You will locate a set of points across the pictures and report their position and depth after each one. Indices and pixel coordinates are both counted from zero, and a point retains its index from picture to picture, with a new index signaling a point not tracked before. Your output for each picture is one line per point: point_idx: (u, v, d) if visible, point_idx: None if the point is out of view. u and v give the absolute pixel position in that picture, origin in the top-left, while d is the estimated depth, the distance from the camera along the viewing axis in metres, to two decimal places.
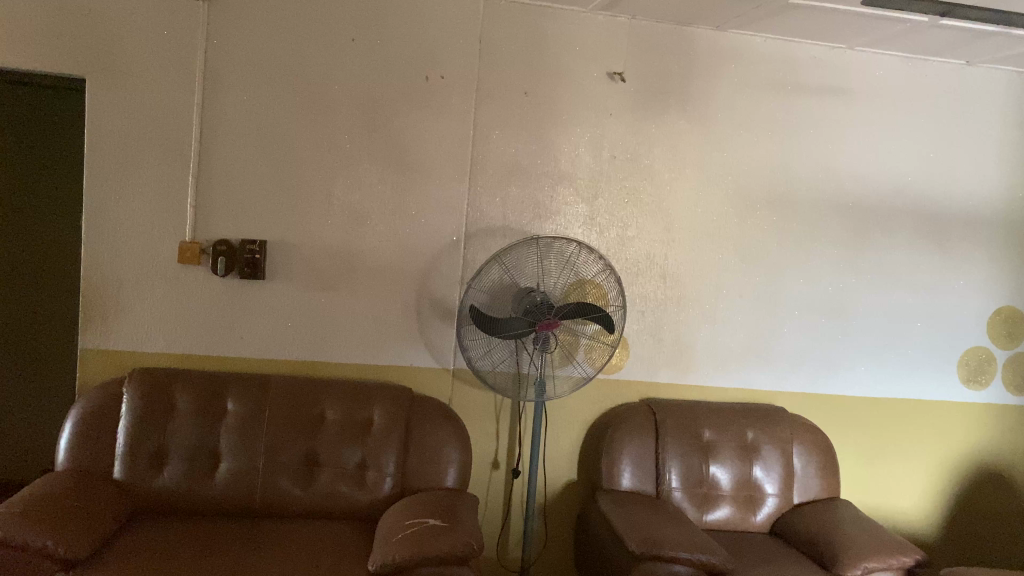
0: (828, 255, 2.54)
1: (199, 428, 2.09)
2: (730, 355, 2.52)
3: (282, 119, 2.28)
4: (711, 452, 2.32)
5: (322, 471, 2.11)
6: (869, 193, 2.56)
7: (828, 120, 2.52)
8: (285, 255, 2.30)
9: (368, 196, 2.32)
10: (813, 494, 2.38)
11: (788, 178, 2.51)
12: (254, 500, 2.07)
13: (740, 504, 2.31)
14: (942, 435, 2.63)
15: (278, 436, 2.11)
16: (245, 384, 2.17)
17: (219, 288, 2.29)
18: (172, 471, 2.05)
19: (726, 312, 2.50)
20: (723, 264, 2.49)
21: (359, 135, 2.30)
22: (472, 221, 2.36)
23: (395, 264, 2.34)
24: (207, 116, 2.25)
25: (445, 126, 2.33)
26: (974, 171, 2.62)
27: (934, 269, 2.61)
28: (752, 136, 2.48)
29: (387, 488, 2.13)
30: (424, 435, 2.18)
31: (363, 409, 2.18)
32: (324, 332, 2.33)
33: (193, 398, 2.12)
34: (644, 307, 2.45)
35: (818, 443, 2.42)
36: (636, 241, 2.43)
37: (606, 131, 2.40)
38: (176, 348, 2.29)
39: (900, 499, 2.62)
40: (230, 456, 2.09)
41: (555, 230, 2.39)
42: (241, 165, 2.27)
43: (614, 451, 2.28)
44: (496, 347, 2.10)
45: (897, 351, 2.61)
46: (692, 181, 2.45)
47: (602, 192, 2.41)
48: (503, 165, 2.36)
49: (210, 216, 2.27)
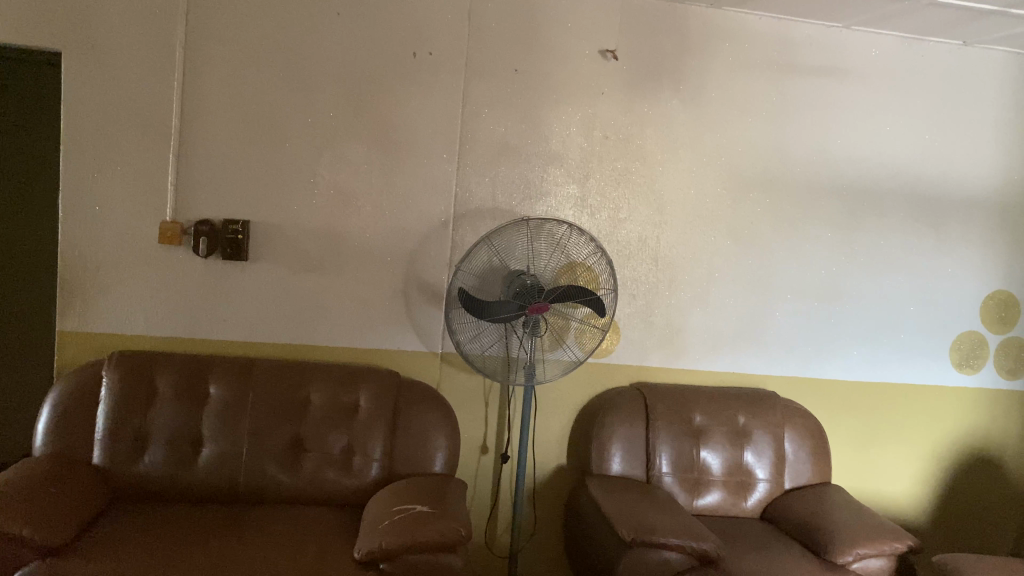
0: (822, 238, 2.51)
1: (181, 412, 2.05)
2: (722, 339, 2.49)
3: (266, 95, 2.22)
4: (701, 437, 2.30)
5: (307, 457, 2.07)
6: (865, 175, 2.53)
7: (823, 100, 2.48)
8: (270, 236, 2.24)
9: (355, 176, 2.26)
10: (804, 480, 2.36)
11: (783, 159, 2.47)
12: (237, 486, 2.03)
13: (731, 490, 2.29)
14: (935, 421, 2.61)
15: (263, 420, 2.07)
16: (228, 367, 2.13)
17: (202, 269, 2.23)
18: (153, 456, 2.01)
19: (718, 296, 2.47)
20: (714, 246, 2.45)
21: (345, 112, 2.25)
22: (462, 202, 2.31)
23: (382, 246, 2.29)
24: (187, 91, 2.19)
25: (434, 104, 2.28)
26: (971, 154, 2.59)
27: (928, 253, 2.58)
28: (747, 116, 2.44)
29: (374, 474, 2.09)
30: (411, 420, 2.15)
31: (349, 393, 2.14)
32: (310, 314, 2.28)
33: (174, 381, 2.08)
34: (635, 289, 2.41)
35: (809, 428, 2.40)
36: (627, 223, 2.39)
37: (599, 111, 2.35)
38: (158, 331, 2.24)
39: (891, 484, 2.60)
40: (212, 440, 2.04)
41: (545, 211, 2.35)
42: (225, 142, 2.21)
43: (605, 435, 2.26)
44: (485, 330, 2.07)
45: (890, 335, 2.58)
46: (686, 162, 2.41)
47: (594, 172, 2.37)
48: (492, 144, 2.31)
49: (192, 195, 2.21)
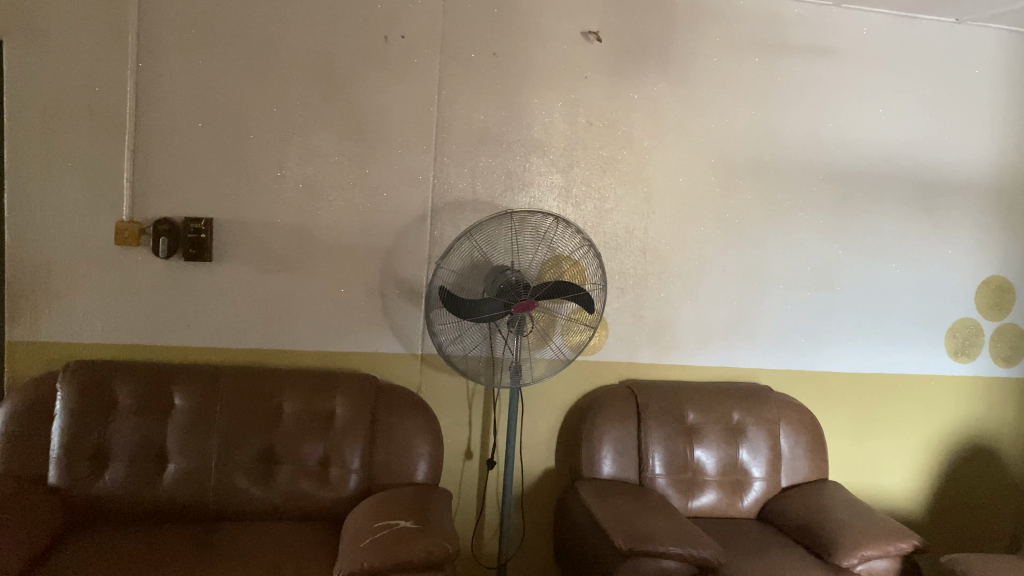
0: (814, 225, 2.42)
1: (143, 426, 1.91)
2: (713, 332, 2.39)
3: (227, 84, 2.07)
4: (695, 436, 2.21)
5: (281, 469, 1.95)
6: (858, 159, 2.44)
7: (814, 82, 2.38)
8: (235, 234, 2.10)
9: (325, 168, 2.13)
10: (801, 477, 2.28)
11: (775, 145, 2.37)
12: (207, 503, 1.91)
13: (726, 490, 2.20)
14: (930, 411, 2.54)
15: (232, 431, 1.94)
16: (194, 375, 1.99)
17: (163, 270, 2.09)
18: (114, 474, 1.88)
19: (709, 288, 2.37)
20: (705, 236, 2.35)
21: (313, 101, 2.11)
22: (440, 194, 2.18)
23: (356, 242, 2.16)
24: (141, 80, 2.04)
25: (408, 91, 2.14)
26: (964, 135, 2.51)
27: (923, 239, 2.50)
28: (736, 99, 2.33)
29: (353, 485, 1.97)
30: (391, 426, 2.03)
31: (324, 400, 2.01)
32: (280, 317, 2.15)
33: (136, 392, 1.94)
34: (623, 283, 2.31)
35: (805, 423, 2.32)
36: (614, 214, 2.28)
37: (582, 96, 2.24)
38: (117, 338, 2.09)
39: (887, 477, 2.53)
40: (178, 455, 1.91)
41: (528, 202, 2.23)
42: (185, 134, 2.06)
43: (596, 437, 2.16)
44: (468, 330, 1.93)
45: (884, 324, 2.50)
46: (674, 149, 2.30)
47: (578, 161, 2.25)
48: (471, 133, 2.18)
49: (150, 191, 2.07)
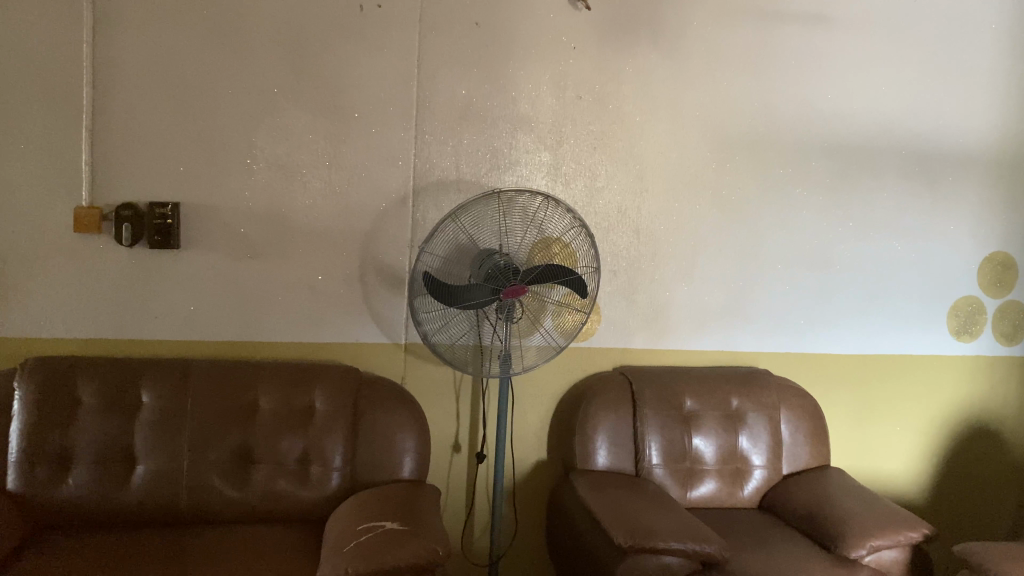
0: (812, 202, 2.32)
1: (109, 426, 1.79)
2: (709, 315, 2.30)
3: (191, 58, 1.93)
4: (693, 423, 2.12)
5: (258, 469, 1.84)
6: (855, 132, 2.34)
7: (811, 51, 2.28)
8: (203, 220, 1.97)
9: (299, 148, 2.00)
10: (801, 464, 2.19)
11: (770, 117, 2.27)
12: (179, 506, 1.79)
13: (727, 480, 2.12)
14: (931, 392, 2.47)
15: (205, 429, 1.83)
16: (163, 370, 1.87)
17: (127, 260, 1.96)
18: (79, 477, 1.76)
19: (705, 269, 2.27)
20: (700, 215, 2.25)
21: (284, 77, 1.98)
22: (422, 174, 2.06)
23: (333, 227, 2.04)
24: (98, 55, 1.90)
25: (386, 64, 2.02)
26: (965, 105, 2.41)
27: (923, 214, 2.42)
28: (730, 69, 2.22)
29: (335, 484, 1.86)
30: (375, 420, 1.91)
31: (302, 394, 1.90)
32: (254, 307, 2.02)
33: (101, 390, 1.81)
34: (615, 265, 2.21)
35: (806, 408, 2.23)
36: (605, 193, 2.17)
37: (571, 68, 2.12)
38: (79, 332, 1.96)
39: (888, 461, 2.46)
40: (148, 456, 1.80)
41: (515, 182, 2.12)
42: (148, 113, 1.93)
43: (590, 426, 2.06)
44: (454, 319, 1.82)
45: (883, 302, 2.42)
46: (666, 123, 2.20)
47: (567, 137, 2.14)
48: (454, 108, 2.06)
49: (111, 175, 1.93)
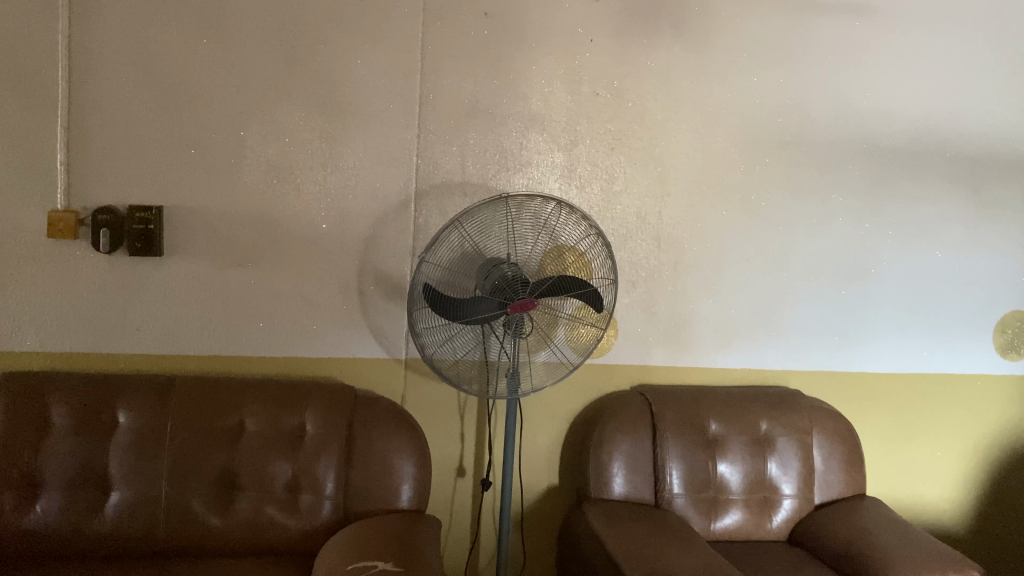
0: (847, 208, 2.15)
1: (81, 449, 1.65)
2: (735, 330, 2.13)
3: (175, 50, 1.79)
4: (718, 448, 1.95)
5: (243, 496, 1.69)
6: (895, 132, 2.16)
7: (848, 44, 2.10)
8: (187, 225, 1.83)
9: (292, 147, 1.85)
10: (835, 493, 2.02)
11: (803, 114, 2.09)
12: (156, 537, 1.64)
13: (754, 510, 1.95)
14: (975, 414, 2.28)
15: (185, 454, 1.68)
16: (142, 389, 1.72)
17: (105, 267, 1.82)
18: (47, 504, 1.62)
19: (731, 279, 2.10)
20: (726, 221, 2.08)
21: (276, 70, 1.83)
22: (425, 176, 1.90)
23: (329, 233, 1.88)
24: (75, 46, 1.76)
25: (386, 57, 1.86)
26: (1015, 104, 2.22)
27: (968, 221, 2.23)
28: (760, 64, 2.05)
29: (326, 514, 1.71)
30: (371, 444, 1.76)
31: (292, 415, 1.74)
32: (242, 319, 1.88)
33: (73, 410, 1.67)
34: (634, 275, 2.04)
35: (841, 431, 2.06)
36: (623, 197, 2.01)
37: (586, 62, 1.95)
38: (53, 345, 1.82)
39: (928, 489, 2.28)
40: (123, 482, 1.65)
41: (526, 184, 1.95)
42: (128, 109, 1.79)
43: (605, 451, 1.90)
44: (459, 333, 1.66)
45: (924, 317, 2.24)
46: (690, 121, 2.03)
47: (583, 137, 1.97)
48: (460, 105, 1.90)
49: (88, 176, 1.79)
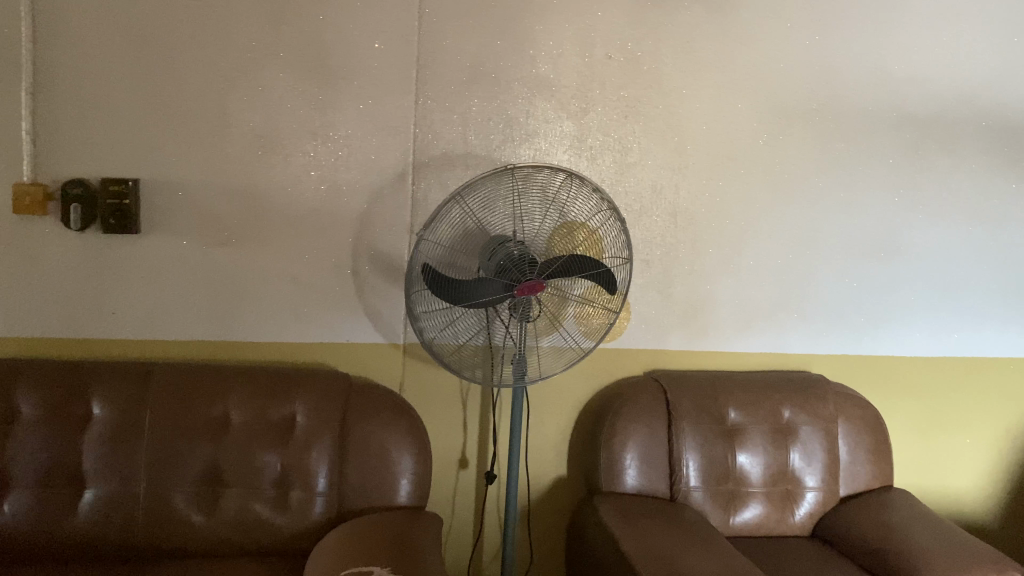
0: (877, 181, 2.01)
1: (52, 443, 1.52)
2: (756, 312, 2.00)
3: (150, 9, 1.64)
4: (737, 438, 1.82)
5: (229, 493, 1.57)
6: (931, 99, 2.00)
7: (882, 5, 1.94)
8: (166, 199, 1.69)
9: (279, 115, 1.71)
10: (861, 484, 1.90)
11: (833, 80, 1.94)
12: (135, 537, 1.53)
13: (776, 504, 1.83)
14: (1006, 400, 2.15)
15: (165, 448, 1.56)
16: (117, 377, 1.59)
17: (78, 246, 1.68)
18: (17, 503, 1.49)
19: (752, 258, 1.97)
20: (749, 195, 1.94)
21: (262, 31, 1.68)
22: (424, 146, 1.76)
23: (320, 208, 1.75)
24: (40, 5, 1.61)
25: (381, 17, 1.71)
26: None
27: (1005, 195, 2.08)
28: (786, 25, 1.90)
29: (318, 512, 1.58)
30: (367, 436, 1.63)
31: (281, 406, 1.61)
32: (228, 301, 1.75)
33: (43, 401, 1.54)
34: (648, 253, 1.91)
35: (868, 419, 1.93)
36: (637, 169, 1.87)
37: (600, 22, 1.80)
38: (24, 330, 1.69)
39: (956, 479, 2.16)
40: (98, 479, 1.53)
41: (533, 155, 1.81)
42: (100, 74, 1.64)
43: (618, 442, 1.77)
44: (461, 317, 1.53)
45: (955, 297, 2.10)
46: (710, 87, 1.88)
47: (595, 104, 1.82)
48: (462, 69, 1.75)
49: (57, 147, 1.65)
